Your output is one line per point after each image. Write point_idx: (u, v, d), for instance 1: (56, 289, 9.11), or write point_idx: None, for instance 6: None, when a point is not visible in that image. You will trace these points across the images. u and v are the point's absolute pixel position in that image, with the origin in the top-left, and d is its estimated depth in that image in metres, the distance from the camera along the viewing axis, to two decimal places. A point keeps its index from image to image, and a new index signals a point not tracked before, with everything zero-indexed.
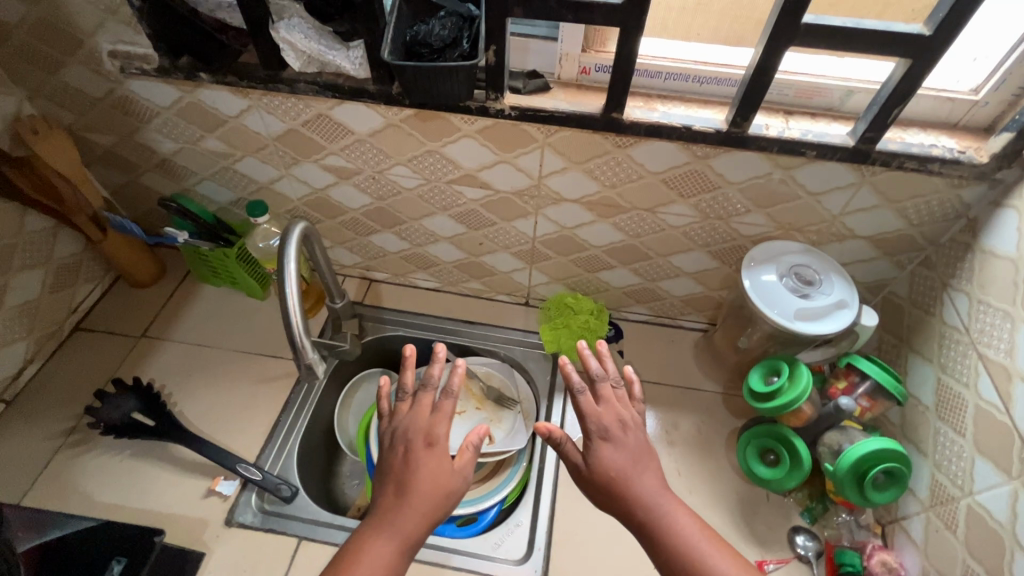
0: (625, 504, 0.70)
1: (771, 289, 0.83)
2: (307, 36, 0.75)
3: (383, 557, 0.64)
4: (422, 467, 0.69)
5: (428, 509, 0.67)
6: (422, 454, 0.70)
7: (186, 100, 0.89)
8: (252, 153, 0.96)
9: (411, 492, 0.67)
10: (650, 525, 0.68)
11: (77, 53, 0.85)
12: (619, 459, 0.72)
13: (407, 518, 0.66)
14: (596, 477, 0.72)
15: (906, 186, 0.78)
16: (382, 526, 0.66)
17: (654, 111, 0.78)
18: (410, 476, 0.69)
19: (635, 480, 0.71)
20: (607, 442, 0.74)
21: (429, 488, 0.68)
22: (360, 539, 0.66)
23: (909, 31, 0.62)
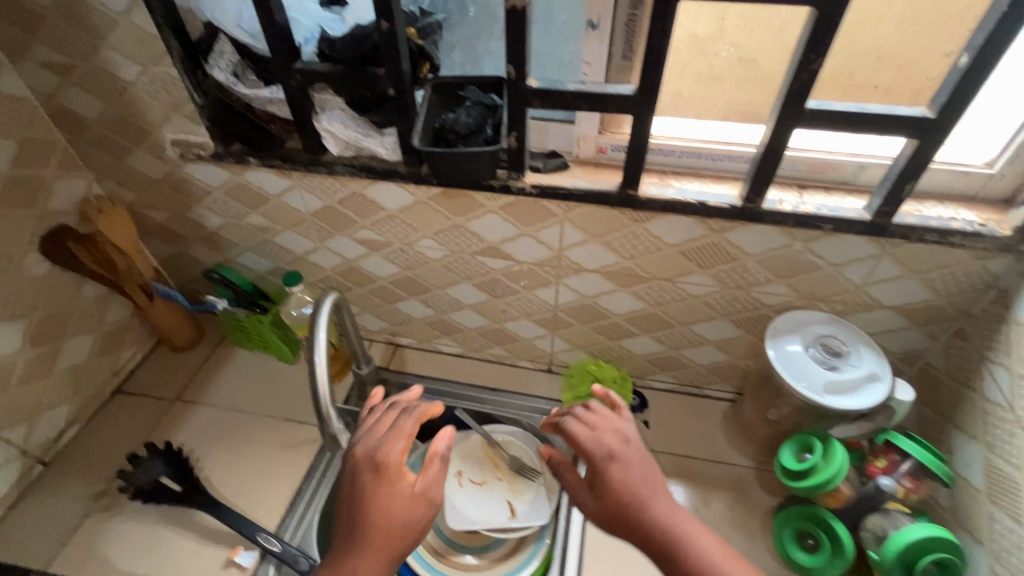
0: (641, 529, 0.67)
1: (796, 360, 0.82)
2: (345, 125, 0.83)
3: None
4: (378, 498, 0.69)
5: (382, 546, 0.67)
6: (377, 485, 0.70)
7: (235, 181, 0.96)
8: (291, 228, 1.03)
9: (364, 531, 0.67)
10: (668, 553, 0.65)
11: (143, 142, 0.95)
12: (629, 482, 0.70)
13: (365, 555, 0.67)
14: (607, 505, 0.70)
15: (929, 257, 0.77)
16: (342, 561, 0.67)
17: (669, 188, 0.81)
18: (363, 512, 0.68)
19: (652, 504, 0.68)
20: (614, 462, 0.72)
21: (383, 525, 0.68)
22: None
23: (911, 114, 0.64)
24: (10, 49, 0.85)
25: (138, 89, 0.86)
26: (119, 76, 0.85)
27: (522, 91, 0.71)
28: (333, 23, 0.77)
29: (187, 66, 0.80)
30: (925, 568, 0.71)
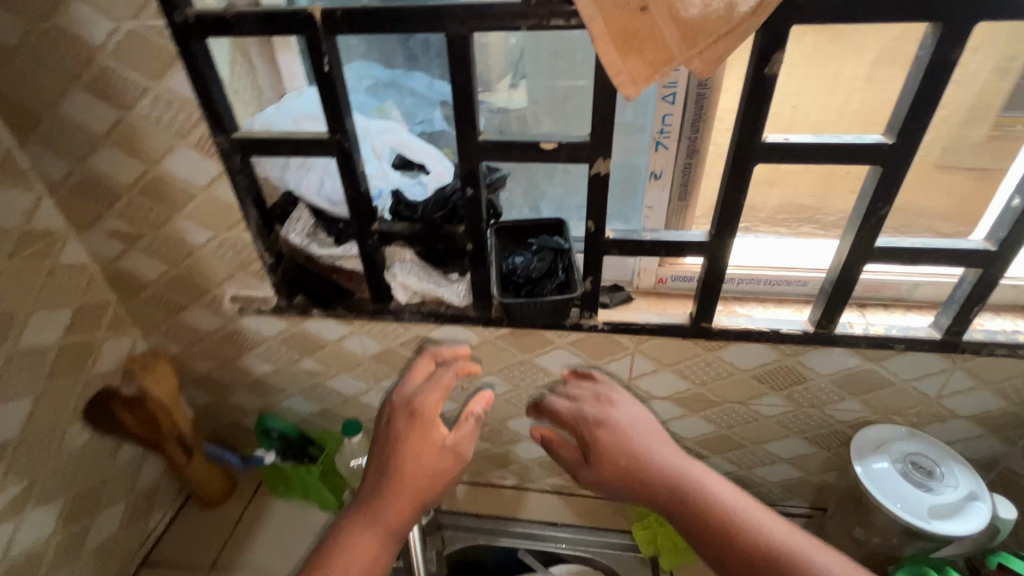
0: (644, 484, 0.66)
1: (891, 482, 0.80)
2: (419, 277, 0.85)
3: (362, 556, 0.63)
4: (407, 446, 0.65)
5: (408, 497, 0.64)
6: (408, 436, 0.65)
7: (292, 330, 0.95)
8: (346, 371, 1.01)
9: (392, 478, 0.64)
10: (675, 505, 0.64)
11: (200, 298, 0.94)
12: (625, 441, 0.68)
13: (394, 508, 0.64)
14: (605, 469, 0.67)
15: (999, 370, 0.80)
16: (365, 519, 0.64)
17: (739, 316, 0.84)
18: (394, 465, 0.64)
19: (658, 458, 0.67)
20: (602, 427, 0.70)
21: (412, 475, 0.64)
22: (344, 532, 0.64)
23: (973, 247, 0.69)
24: (78, 222, 0.85)
25: (206, 251, 0.87)
26: (189, 241, 0.86)
27: (600, 242, 0.74)
28: (412, 186, 0.80)
29: (261, 229, 0.82)
30: None
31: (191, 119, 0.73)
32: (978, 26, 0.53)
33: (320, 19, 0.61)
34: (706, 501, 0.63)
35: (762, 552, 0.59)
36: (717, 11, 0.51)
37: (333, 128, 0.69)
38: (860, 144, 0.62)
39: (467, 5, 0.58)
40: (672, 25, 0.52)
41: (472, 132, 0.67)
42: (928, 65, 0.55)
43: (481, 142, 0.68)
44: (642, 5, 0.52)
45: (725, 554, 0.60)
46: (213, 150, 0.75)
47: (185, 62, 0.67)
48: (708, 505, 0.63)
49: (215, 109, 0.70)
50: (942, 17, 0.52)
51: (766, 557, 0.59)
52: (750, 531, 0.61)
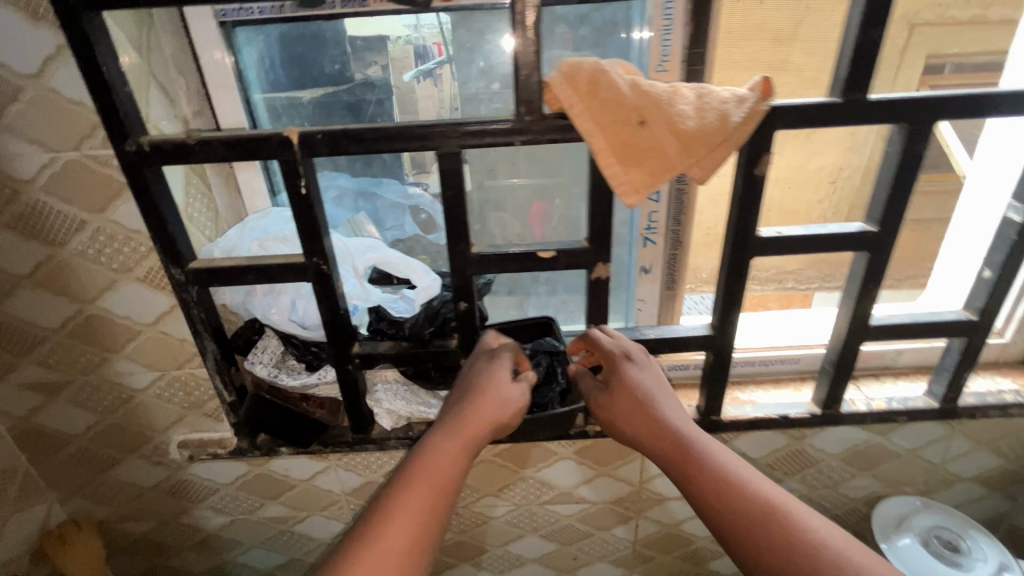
0: (649, 424, 0.61)
1: (926, 560, 0.76)
2: (405, 399, 0.76)
3: (444, 471, 0.56)
4: (484, 370, 0.63)
5: (483, 412, 0.59)
6: (494, 370, 0.62)
7: (255, 473, 0.82)
8: (319, 512, 0.87)
9: (470, 392, 0.61)
10: (666, 446, 0.59)
11: (138, 450, 0.79)
12: (646, 382, 0.64)
13: (471, 414, 0.59)
14: (618, 402, 0.63)
15: (993, 430, 0.81)
16: (452, 429, 0.58)
17: (745, 404, 0.81)
18: (478, 390, 0.61)
19: (664, 406, 0.62)
20: (632, 362, 0.65)
21: (488, 391, 0.61)
22: (431, 444, 0.57)
23: (955, 318, 0.71)
24: None
25: (149, 395, 0.75)
26: (127, 386, 0.74)
27: None
28: (394, 301, 0.74)
29: (220, 365, 0.72)
30: None
31: (138, 250, 0.64)
32: (938, 125, 0.58)
33: (297, 142, 0.57)
34: (700, 452, 0.58)
35: (752, 514, 0.54)
36: (712, 122, 0.52)
37: (310, 251, 0.63)
38: (846, 233, 0.64)
39: (460, 125, 0.56)
40: (673, 137, 0.52)
41: (466, 245, 0.63)
42: (899, 160, 0.59)
43: (474, 254, 0.64)
44: (640, 119, 0.52)
45: (710, 501, 0.55)
46: (164, 284, 0.67)
47: (135, 193, 0.60)
48: (696, 454, 0.58)
49: (171, 240, 0.62)
50: (907, 119, 0.57)
51: (750, 517, 0.54)
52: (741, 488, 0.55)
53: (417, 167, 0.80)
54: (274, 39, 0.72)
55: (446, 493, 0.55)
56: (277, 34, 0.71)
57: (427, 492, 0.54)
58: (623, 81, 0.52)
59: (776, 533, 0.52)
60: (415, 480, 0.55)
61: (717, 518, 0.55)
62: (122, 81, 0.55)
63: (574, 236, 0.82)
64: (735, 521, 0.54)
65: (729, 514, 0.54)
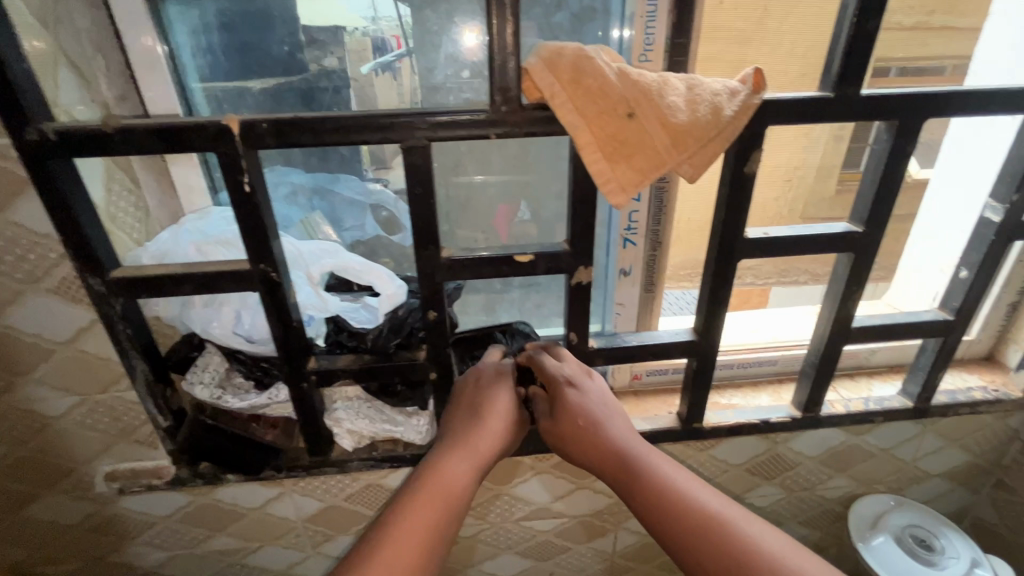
0: (592, 448, 0.56)
1: (900, 562, 0.75)
2: (368, 418, 0.69)
3: (452, 488, 0.52)
4: (502, 393, 0.59)
5: (497, 439, 0.57)
6: (498, 387, 0.59)
7: (198, 503, 0.74)
8: (273, 542, 0.79)
9: (485, 415, 0.57)
10: (613, 471, 0.55)
11: (58, 484, 0.69)
12: (587, 406, 0.57)
13: (482, 439, 0.56)
14: (562, 431, 0.58)
15: (962, 427, 0.82)
16: (459, 445, 0.55)
17: (726, 409, 0.79)
18: (487, 411, 0.57)
19: (608, 427, 0.57)
20: (572, 387, 0.58)
21: (502, 416, 0.58)
22: (434, 461, 0.54)
23: (933, 318, 0.71)
24: None
25: (68, 422, 0.65)
26: (40, 413, 0.64)
27: (584, 353, 0.67)
28: (355, 310, 0.66)
29: (152, 388, 0.63)
30: None
31: (48, 258, 0.55)
32: (925, 123, 0.56)
33: (238, 133, 0.49)
34: (640, 469, 0.53)
35: (690, 529, 0.49)
36: (705, 115, 0.48)
37: (257, 257, 0.56)
38: (832, 234, 0.62)
39: (428, 115, 0.50)
40: (662, 130, 0.48)
41: (435, 249, 0.57)
42: (886, 159, 0.57)
43: (445, 258, 0.58)
44: (628, 111, 0.48)
45: (664, 529, 0.50)
46: (81, 296, 0.57)
47: (40, 191, 0.50)
48: (634, 473, 0.53)
49: (88, 246, 0.53)
50: (896, 116, 0.55)
51: (694, 537, 0.49)
52: (677, 503, 0.50)
53: (376, 160, 0.73)
54: (212, 17, 0.63)
55: (454, 515, 0.51)
56: (214, 10, 0.62)
57: (435, 510, 0.50)
58: (609, 69, 0.48)
59: (715, 547, 0.48)
60: (423, 499, 0.50)
61: (662, 538, 0.51)
62: (18, 57, 0.46)
63: (550, 239, 0.76)
64: (678, 541, 0.49)
65: (671, 532, 0.50)
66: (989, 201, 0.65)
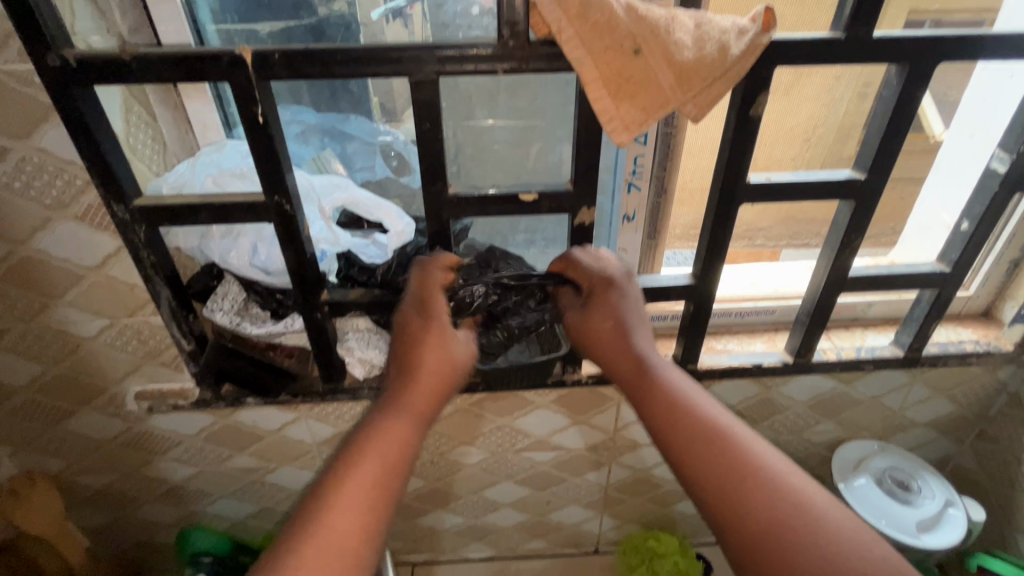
0: (615, 351, 0.58)
1: (878, 500, 0.80)
2: (380, 349, 0.73)
3: (389, 452, 0.50)
4: (424, 334, 0.57)
5: (428, 389, 0.55)
6: (420, 334, 0.57)
7: (221, 424, 0.79)
8: (290, 462, 0.85)
9: (411, 363, 0.56)
10: (629, 369, 0.57)
11: (93, 401, 0.75)
12: (623, 307, 0.60)
13: (415, 393, 0.54)
14: (590, 325, 0.60)
15: (951, 378, 0.85)
16: (395, 405, 0.53)
17: (720, 353, 0.82)
18: (413, 354, 0.56)
19: (635, 332, 0.59)
20: (614, 287, 0.61)
21: (429, 361, 0.56)
22: (370, 425, 0.52)
23: (930, 270, 0.72)
24: None
25: (99, 344, 0.69)
26: (73, 334, 0.68)
27: None
28: (365, 247, 0.69)
29: (176, 312, 0.67)
30: None
31: (74, 185, 0.58)
32: (937, 68, 0.56)
33: (251, 62, 0.51)
34: (654, 373, 0.56)
35: (690, 429, 0.51)
36: (711, 53, 0.48)
37: (271, 188, 0.58)
38: (835, 180, 0.63)
39: (437, 49, 0.51)
40: (667, 68, 0.48)
41: (442, 185, 0.59)
42: (895, 104, 0.57)
43: (451, 195, 0.60)
44: (635, 47, 0.48)
45: (668, 429, 0.52)
46: (106, 223, 0.60)
47: (64, 118, 0.52)
48: (648, 375, 0.55)
49: (111, 173, 0.56)
50: (908, 60, 0.54)
51: (698, 438, 0.51)
52: (686, 406, 0.53)
53: (386, 114, 0.75)
54: None
55: (393, 479, 0.49)
56: None
57: (374, 472, 0.49)
58: (617, 4, 0.48)
59: (715, 445, 0.50)
60: (355, 465, 0.49)
61: (663, 438, 0.53)
62: None
63: (558, 179, 0.77)
64: (679, 440, 0.51)
65: (669, 430, 0.52)
66: (997, 151, 0.65)
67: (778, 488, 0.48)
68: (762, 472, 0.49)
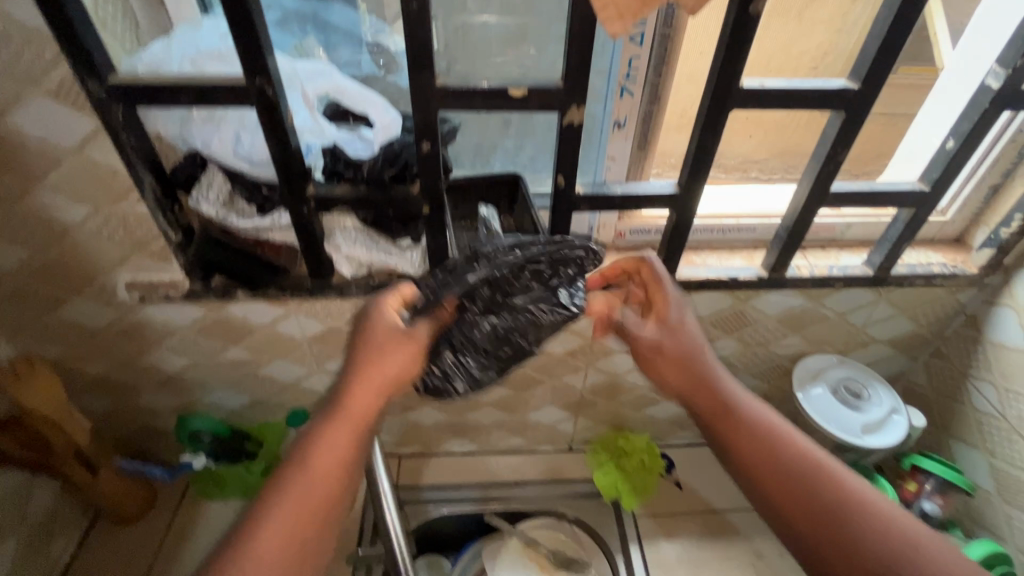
0: (694, 386, 0.62)
1: (830, 406, 0.87)
2: (367, 247, 0.74)
3: (325, 461, 0.52)
4: (365, 334, 0.55)
5: (364, 396, 0.54)
6: (359, 335, 0.55)
7: (213, 317, 0.82)
8: (281, 357, 0.89)
9: (352, 365, 0.54)
10: (709, 405, 0.61)
11: (85, 288, 0.76)
12: (692, 337, 0.64)
13: (353, 399, 0.54)
14: (665, 352, 0.63)
15: (914, 298, 0.89)
16: (334, 417, 0.53)
17: (698, 267, 0.84)
18: (359, 355, 0.54)
19: (711, 365, 0.63)
20: (682, 311, 0.65)
21: (370, 363, 0.54)
22: (310, 441, 0.53)
23: (909, 189, 0.74)
24: None
25: (85, 231, 0.69)
26: (59, 220, 0.68)
27: (571, 199, 0.70)
28: (351, 141, 0.68)
29: (162, 203, 0.68)
30: None
31: (45, 57, 0.55)
32: None
33: None
34: (742, 413, 0.60)
35: (793, 470, 0.56)
36: None
37: (252, 70, 0.56)
38: (828, 90, 0.62)
39: None
40: None
41: (430, 74, 0.57)
42: (898, 5, 0.55)
43: (440, 87, 0.59)
44: None
45: (763, 475, 0.57)
46: (82, 101, 0.58)
47: None
48: (738, 414, 0.60)
49: (82, 47, 0.54)
50: None
51: (796, 483, 0.55)
52: (789, 444, 0.57)
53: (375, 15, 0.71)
54: None
55: (329, 489, 0.52)
56: None
57: (309, 485, 0.51)
58: None
59: (816, 488, 0.55)
60: (293, 480, 0.51)
61: (757, 481, 0.57)
62: None
63: (549, 78, 0.74)
64: (774, 483, 0.56)
65: (773, 483, 0.56)
66: (994, 66, 0.64)
67: (884, 530, 0.52)
68: (874, 519, 0.52)
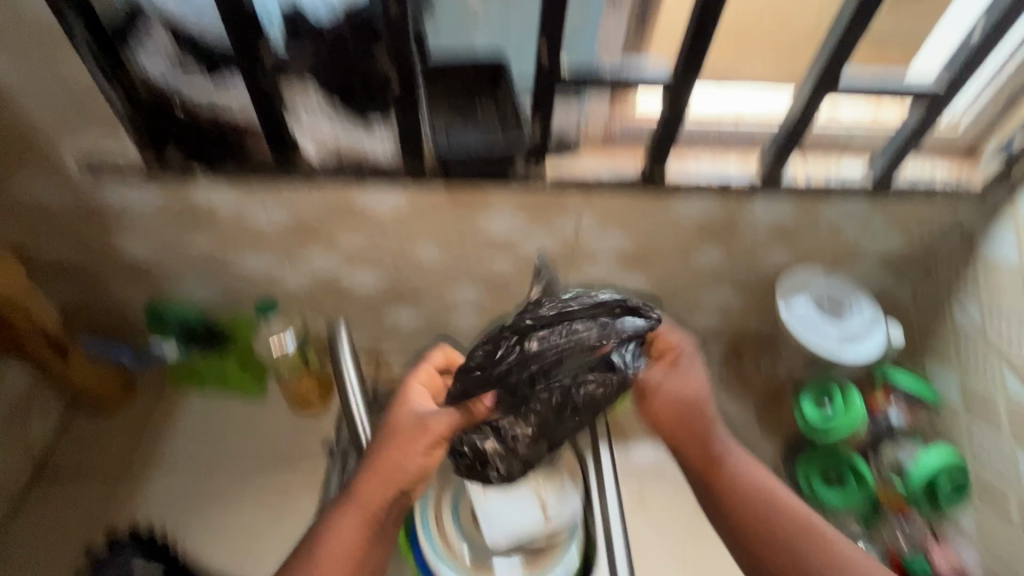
0: (694, 450, 0.71)
1: (810, 319, 0.86)
2: (337, 124, 0.70)
3: (345, 535, 0.63)
4: (389, 431, 0.66)
5: (375, 491, 0.64)
6: (383, 431, 0.66)
7: (172, 199, 0.77)
8: (247, 248, 0.85)
9: (369, 457, 0.66)
10: (704, 463, 0.70)
11: (35, 159, 0.72)
12: (685, 393, 0.71)
13: (367, 491, 0.64)
14: (662, 412, 0.72)
15: (911, 211, 0.85)
16: (345, 507, 0.64)
17: (691, 168, 0.78)
18: (384, 443, 0.65)
19: (709, 421, 0.71)
20: (677, 366, 0.72)
21: (385, 460, 0.64)
22: (329, 525, 0.64)
23: (923, 86, 0.73)
24: None
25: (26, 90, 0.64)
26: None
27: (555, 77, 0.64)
28: None
29: (101, 60, 0.63)
30: (943, 485, 0.84)
31: None
32: None
33: None
34: (730, 470, 0.70)
35: (761, 518, 0.67)
36: None
37: None
38: None
39: None
40: None
41: None
42: None
43: None
44: None
45: (747, 520, 0.67)
46: None
47: None
48: (725, 471, 0.69)
49: None
50: None
51: (771, 529, 0.66)
52: (765, 496, 0.68)
53: None
54: None
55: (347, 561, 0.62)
56: None
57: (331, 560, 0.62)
58: None
59: (780, 530, 0.66)
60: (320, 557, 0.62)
61: (742, 526, 0.68)
62: None
63: None
64: (751, 524, 0.67)
65: (757, 528, 0.67)
66: None
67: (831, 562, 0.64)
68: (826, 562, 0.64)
